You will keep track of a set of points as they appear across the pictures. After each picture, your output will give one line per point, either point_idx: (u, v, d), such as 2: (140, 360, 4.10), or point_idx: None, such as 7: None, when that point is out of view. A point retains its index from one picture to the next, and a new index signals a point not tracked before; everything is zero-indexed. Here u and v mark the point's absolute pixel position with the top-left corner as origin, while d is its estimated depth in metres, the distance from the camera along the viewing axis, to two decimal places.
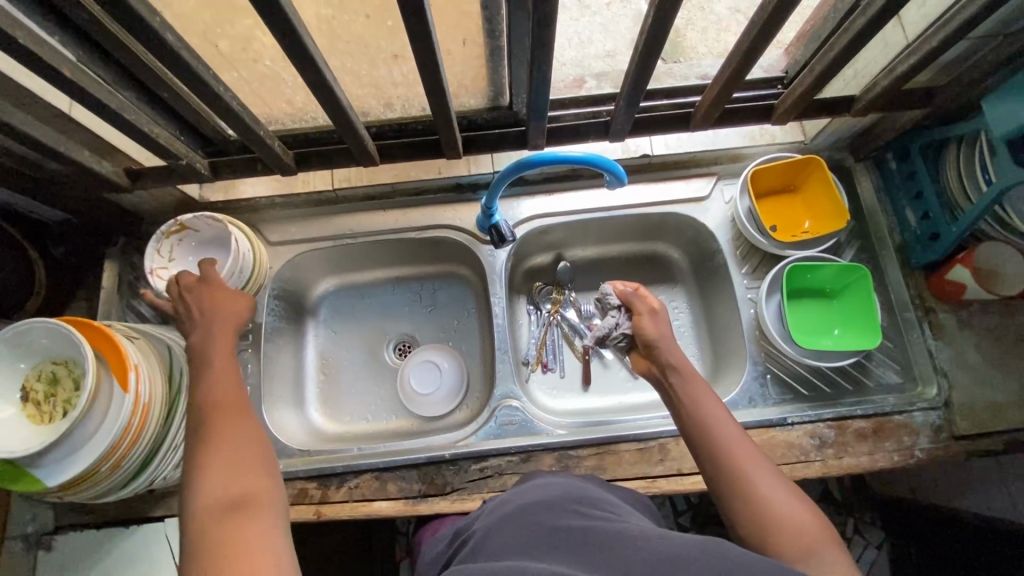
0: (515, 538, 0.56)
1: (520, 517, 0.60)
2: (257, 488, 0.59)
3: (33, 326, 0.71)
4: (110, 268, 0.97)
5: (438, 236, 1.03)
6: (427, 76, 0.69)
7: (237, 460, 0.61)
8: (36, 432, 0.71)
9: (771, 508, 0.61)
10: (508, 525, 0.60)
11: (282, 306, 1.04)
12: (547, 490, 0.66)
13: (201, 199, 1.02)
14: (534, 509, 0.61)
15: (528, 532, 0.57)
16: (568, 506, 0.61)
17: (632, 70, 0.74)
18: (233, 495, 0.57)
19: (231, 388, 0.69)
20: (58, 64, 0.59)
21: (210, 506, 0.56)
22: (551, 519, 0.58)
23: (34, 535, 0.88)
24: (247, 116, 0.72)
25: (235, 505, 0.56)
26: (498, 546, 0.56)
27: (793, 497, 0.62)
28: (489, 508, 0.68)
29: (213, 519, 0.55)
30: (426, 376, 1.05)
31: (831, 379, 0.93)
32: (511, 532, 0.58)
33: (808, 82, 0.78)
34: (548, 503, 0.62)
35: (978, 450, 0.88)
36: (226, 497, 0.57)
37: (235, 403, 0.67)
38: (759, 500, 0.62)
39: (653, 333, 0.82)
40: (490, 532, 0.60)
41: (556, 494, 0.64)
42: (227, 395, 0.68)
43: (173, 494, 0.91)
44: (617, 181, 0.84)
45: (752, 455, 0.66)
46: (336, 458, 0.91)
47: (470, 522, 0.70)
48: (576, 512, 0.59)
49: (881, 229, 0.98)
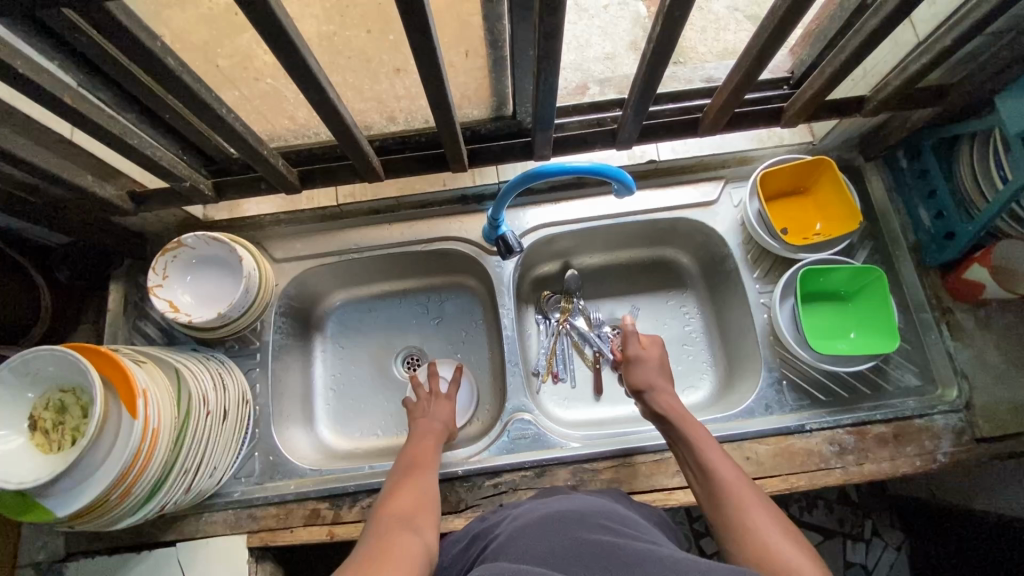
0: (531, 545, 0.56)
1: (536, 525, 0.60)
2: (424, 518, 0.69)
3: (39, 353, 0.70)
4: (115, 290, 0.97)
5: (444, 248, 1.02)
6: (431, 89, 0.68)
7: (415, 501, 0.72)
8: (44, 461, 0.70)
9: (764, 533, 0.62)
10: (526, 533, 0.59)
11: (290, 323, 1.03)
12: (563, 505, 0.65)
13: (205, 218, 1.02)
14: (556, 521, 0.60)
15: (547, 541, 0.56)
16: (585, 522, 0.59)
17: (641, 77, 0.73)
18: (404, 514, 0.69)
19: (429, 451, 0.84)
20: (58, 91, 0.58)
21: (390, 518, 0.68)
22: (568, 534, 0.56)
23: (45, 562, 0.87)
24: (251, 137, 0.71)
25: (404, 522, 0.67)
26: (507, 555, 0.56)
27: (786, 536, 0.61)
28: (508, 518, 0.68)
29: (387, 526, 0.66)
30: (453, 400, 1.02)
31: (848, 383, 0.91)
32: (524, 544, 0.57)
33: (817, 84, 0.77)
34: (564, 518, 0.60)
35: (1003, 452, 0.86)
36: (402, 516, 0.68)
37: (429, 467, 0.80)
38: (752, 525, 0.63)
39: (638, 381, 0.85)
40: (506, 536, 0.61)
41: (571, 509, 0.63)
42: (424, 457, 0.82)
43: (184, 518, 0.90)
44: (625, 189, 0.83)
45: (747, 485, 0.68)
46: (347, 477, 0.90)
47: (488, 528, 0.70)
48: (595, 528, 0.58)
49: (894, 230, 0.96)
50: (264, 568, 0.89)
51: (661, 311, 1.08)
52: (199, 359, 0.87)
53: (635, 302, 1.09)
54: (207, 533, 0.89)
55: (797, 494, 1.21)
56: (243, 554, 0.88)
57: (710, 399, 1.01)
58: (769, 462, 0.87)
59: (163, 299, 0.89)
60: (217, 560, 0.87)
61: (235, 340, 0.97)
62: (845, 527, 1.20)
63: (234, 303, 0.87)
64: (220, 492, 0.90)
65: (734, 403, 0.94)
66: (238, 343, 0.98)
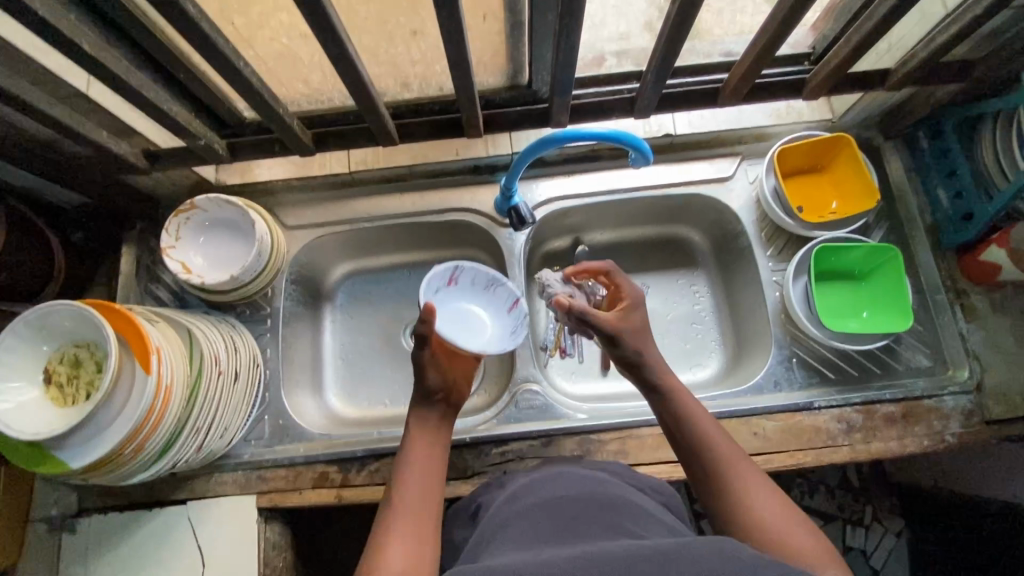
0: (522, 534, 0.52)
1: (528, 514, 0.56)
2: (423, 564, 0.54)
3: (55, 308, 0.71)
4: (127, 253, 0.97)
5: (455, 219, 1.01)
6: (452, 48, 0.66)
7: (429, 489, 0.62)
8: (59, 414, 0.71)
9: (771, 522, 0.60)
10: (517, 522, 0.55)
11: (300, 291, 1.03)
12: (562, 484, 0.62)
13: (218, 182, 1.02)
14: (551, 507, 0.56)
15: (539, 530, 0.52)
16: (581, 502, 0.56)
17: (662, 45, 0.72)
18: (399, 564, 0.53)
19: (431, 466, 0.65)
20: (77, 37, 0.58)
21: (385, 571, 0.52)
22: (562, 525, 0.53)
23: (59, 517, 0.89)
24: (267, 94, 0.71)
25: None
26: (498, 541, 0.53)
27: (781, 508, 0.61)
28: (503, 498, 0.64)
29: None
30: (456, 316, 0.91)
31: (858, 362, 0.91)
32: (517, 529, 0.54)
33: (842, 54, 0.75)
34: (562, 496, 0.58)
35: (1011, 435, 0.86)
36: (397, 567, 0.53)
37: (435, 486, 0.63)
38: (755, 511, 0.61)
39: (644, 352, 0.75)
40: (499, 519, 0.58)
41: (569, 491, 0.59)
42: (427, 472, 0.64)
43: (194, 478, 0.90)
44: (642, 159, 0.82)
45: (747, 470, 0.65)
46: (357, 442, 0.91)
47: (491, 500, 0.68)
48: (592, 516, 0.54)
49: (911, 210, 0.95)
50: (272, 528, 0.91)
51: (671, 289, 1.08)
52: (211, 321, 0.88)
53: (645, 279, 1.09)
54: (217, 492, 0.90)
55: (798, 478, 1.20)
56: (253, 514, 0.89)
57: (717, 377, 1.01)
58: (777, 438, 0.87)
59: (177, 260, 0.89)
60: (227, 519, 0.88)
61: (245, 305, 0.98)
62: (845, 512, 1.19)
63: (247, 266, 0.87)
64: (230, 453, 0.91)
65: (743, 380, 0.94)
66: (248, 308, 0.98)
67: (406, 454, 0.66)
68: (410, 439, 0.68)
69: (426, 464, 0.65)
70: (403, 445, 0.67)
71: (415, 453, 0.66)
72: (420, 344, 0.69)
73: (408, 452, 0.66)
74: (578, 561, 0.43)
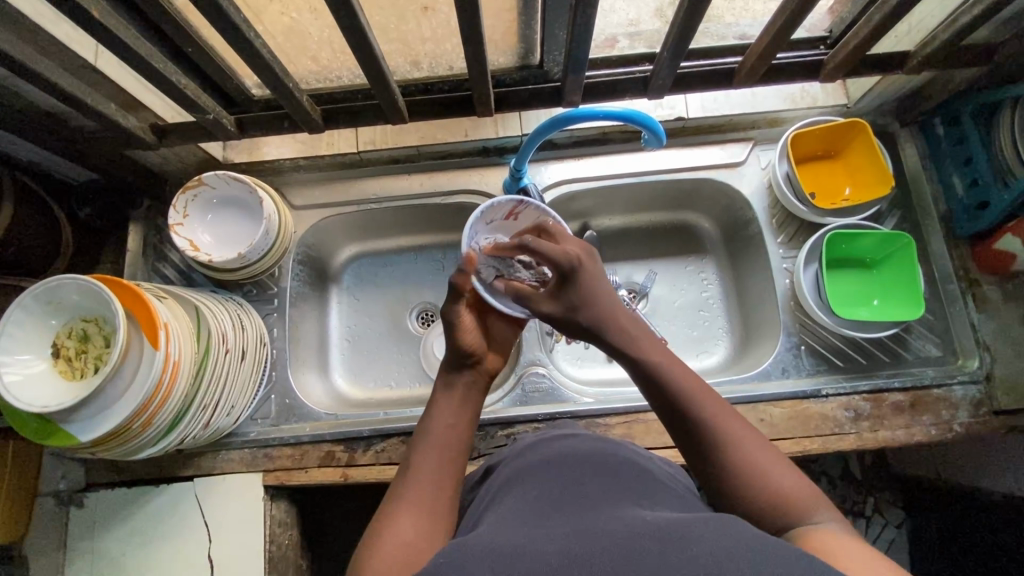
0: (522, 496, 0.51)
1: (532, 477, 0.54)
2: (428, 541, 0.51)
3: (63, 282, 0.70)
4: (134, 231, 0.97)
5: (463, 201, 1.01)
6: (465, 24, 0.65)
7: (448, 462, 0.59)
8: (67, 387, 0.71)
9: (777, 488, 0.51)
10: (519, 485, 0.54)
11: (308, 272, 1.03)
12: (568, 444, 0.61)
13: (225, 160, 1.01)
14: (555, 469, 0.55)
15: (538, 491, 0.51)
16: (588, 464, 0.55)
17: (678, 23, 0.70)
18: (405, 538, 0.51)
19: (454, 435, 0.61)
20: (85, 2, 0.57)
21: (391, 544, 0.50)
22: (565, 484, 0.51)
23: (66, 492, 0.89)
24: (277, 67, 0.70)
25: (405, 554, 0.49)
26: (499, 506, 0.52)
27: (774, 462, 0.53)
28: (510, 463, 0.63)
29: (383, 557, 0.49)
30: None
31: (866, 350, 0.91)
32: (519, 492, 0.53)
33: (863, 34, 0.74)
34: (568, 459, 0.56)
35: (1019, 425, 0.85)
36: (403, 541, 0.50)
37: (455, 457, 0.60)
38: (770, 489, 0.51)
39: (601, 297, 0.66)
40: (503, 483, 0.57)
41: (579, 454, 0.58)
42: (449, 442, 0.61)
43: (201, 454, 0.91)
44: (655, 140, 0.81)
45: (752, 435, 0.55)
46: (362, 422, 0.92)
47: (500, 459, 0.68)
48: (596, 477, 0.52)
49: (925, 198, 0.94)
50: (278, 506, 0.91)
51: (680, 276, 1.07)
52: (218, 299, 0.88)
53: (653, 266, 1.08)
54: (224, 470, 0.90)
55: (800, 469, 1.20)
56: (259, 492, 0.89)
57: (725, 363, 1.01)
58: (784, 424, 0.86)
59: (184, 238, 0.88)
60: (233, 496, 0.89)
61: (252, 285, 0.97)
62: (847, 504, 1.18)
63: (254, 245, 0.87)
64: (236, 431, 0.92)
65: (749, 367, 0.94)
66: (255, 288, 0.98)
67: (429, 421, 0.63)
68: (436, 404, 0.64)
69: (448, 434, 0.61)
70: (427, 412, 0.64)
71: (438, 420, 0.63)
72: (453, 298, 0.68)
73: (430, 419, 0.63)
74: (581, 537, 0.41)
